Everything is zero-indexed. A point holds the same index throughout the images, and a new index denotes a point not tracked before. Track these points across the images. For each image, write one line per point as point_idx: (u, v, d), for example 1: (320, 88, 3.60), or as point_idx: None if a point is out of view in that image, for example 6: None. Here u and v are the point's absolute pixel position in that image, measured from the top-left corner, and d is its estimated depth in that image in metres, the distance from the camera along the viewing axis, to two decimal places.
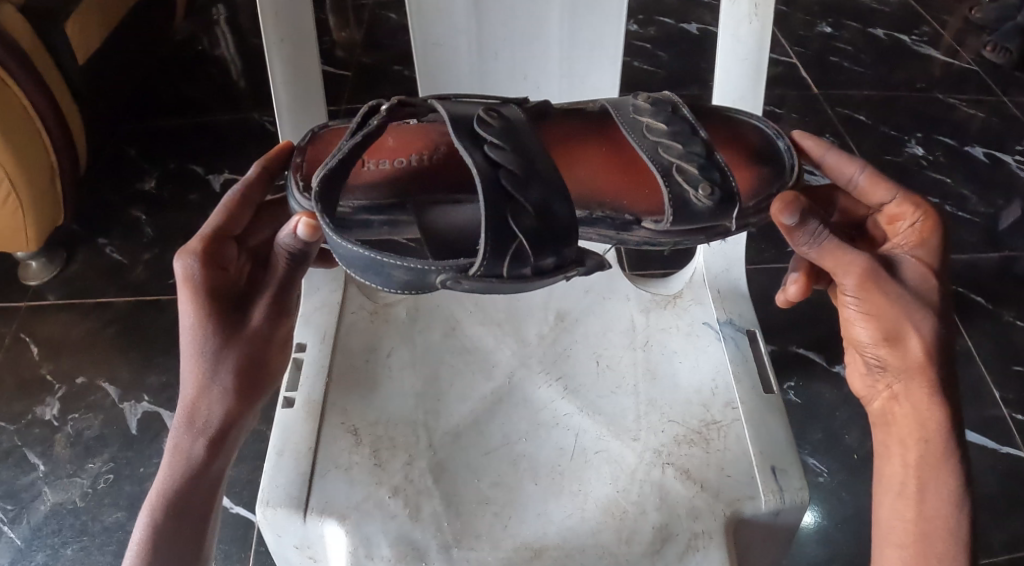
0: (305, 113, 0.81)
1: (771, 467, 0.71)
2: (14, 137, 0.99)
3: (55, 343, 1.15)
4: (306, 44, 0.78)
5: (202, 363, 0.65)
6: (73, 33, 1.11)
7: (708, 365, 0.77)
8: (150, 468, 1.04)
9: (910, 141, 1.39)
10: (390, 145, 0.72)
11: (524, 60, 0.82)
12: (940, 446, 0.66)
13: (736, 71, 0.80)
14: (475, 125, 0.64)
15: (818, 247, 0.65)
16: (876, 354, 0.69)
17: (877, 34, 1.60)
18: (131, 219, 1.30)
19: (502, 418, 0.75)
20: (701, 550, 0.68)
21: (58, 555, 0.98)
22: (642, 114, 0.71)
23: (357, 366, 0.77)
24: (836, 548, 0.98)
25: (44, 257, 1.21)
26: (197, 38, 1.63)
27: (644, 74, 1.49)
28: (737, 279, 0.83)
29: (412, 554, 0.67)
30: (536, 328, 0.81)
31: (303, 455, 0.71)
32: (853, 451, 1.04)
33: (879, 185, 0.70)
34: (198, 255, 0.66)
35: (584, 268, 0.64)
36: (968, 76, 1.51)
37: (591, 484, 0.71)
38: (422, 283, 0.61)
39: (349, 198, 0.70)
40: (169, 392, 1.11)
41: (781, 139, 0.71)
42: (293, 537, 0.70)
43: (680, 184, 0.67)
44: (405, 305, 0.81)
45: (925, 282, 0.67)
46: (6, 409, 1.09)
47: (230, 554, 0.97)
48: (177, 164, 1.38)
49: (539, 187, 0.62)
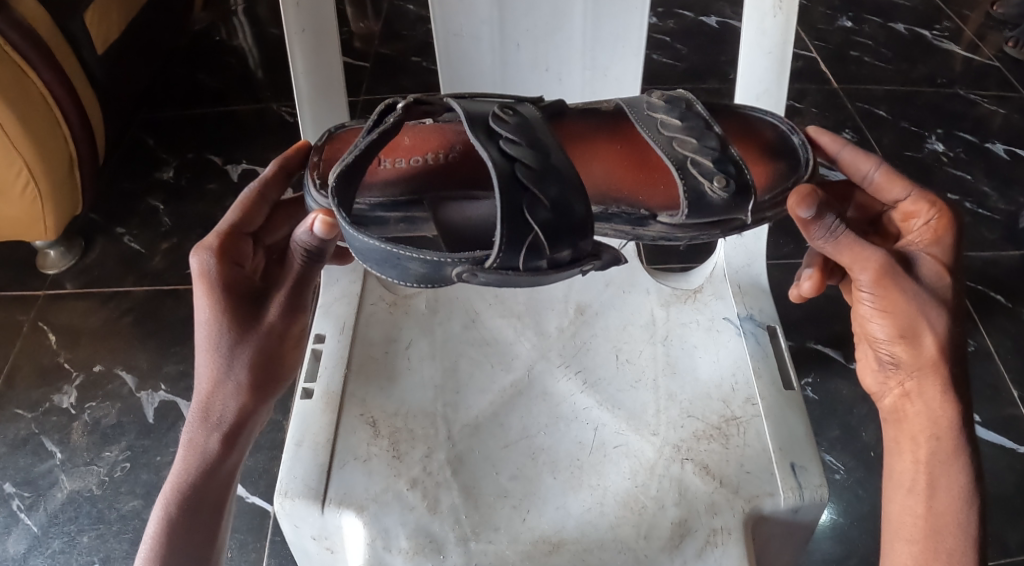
0: (327, 105, 0.81)
1: (791, 464, 0.70)
2: (36, 128, 1.00)
3: (72, 331, 1.16)
4: (328, 35, 0.78)
5: (217, 358, 0.65)
6: (94, 25, 1.11)
7: (729, 359, 0.77)
8: (166, 456, 1.05)
9: (931, 137, 1.37)
10: (406, 143, 0.72)
11: (546, 52, 0.82)
12: (951, 442, 0.66)
13: (760, 64, 0.79)
14: (491, 121, 0.63)
15: (834, 240, 0.64)
16: (890, 350, 0.68)
17: (899, 29, 1.58)
18: (148, 209, 1.31)
19: (522, 410, 0.75)
20: (720, 546, 0.67)
21: (74, 543, 0.98)
22: (656, 110, 0.70)
23: (377, 358, 0.77)
24: (852, 545, 0.97)
25: (62, 246, 1.22)
26: (215, 28, 1.63)
27: (663, 67, 1.48)
28: (758, 273, 0.83)
29: (430, 546, 0.67)
30: (556, 320, 0.80)
31: (322, 445, 0.72)
32: (870, 448, 1.03)
33: (895, 181, 0.69)
34: (215, 250, 0.66)
35: (601, 261, 0.64)
36: (989, 71, 1.49)
37: (610, 478, 0.71)
38: (438, 276, 0.61)
39: (366, 196, 0.70)
40: (185, 382, 1.11)
41: (797, 134, 0.71)
42: (311, 528, 0.70)
43: (695, 177, 0.66)
44: (425, 297, 0.81)
45: (940, 280, 0.66)
46: (24, 396, 1.10)
47: (246, 543, 0.98)
48: (195, 154, 1.38)
49: (556, 183, 0.61)
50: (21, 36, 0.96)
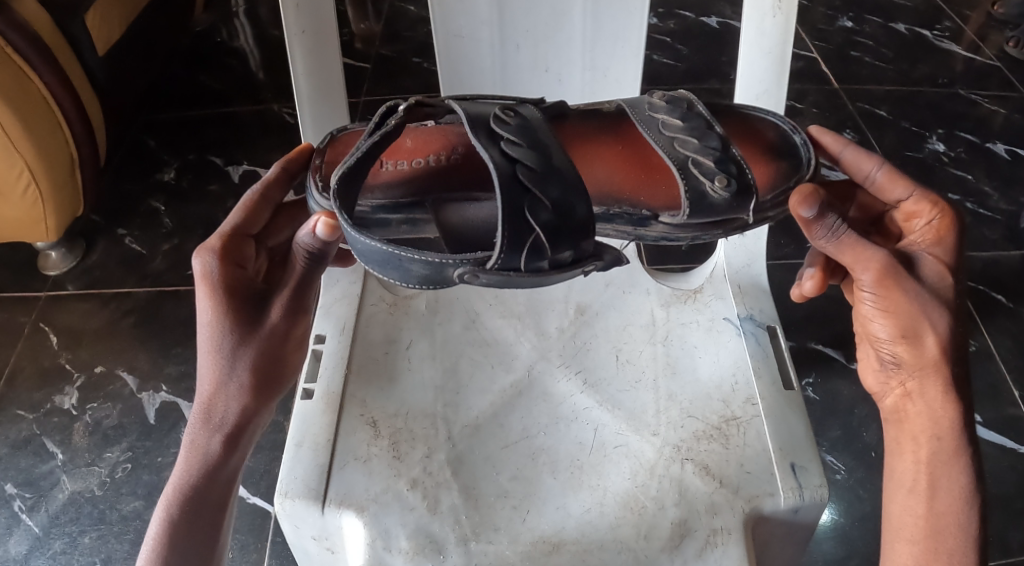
0: (327, 106, 0.81)
1: (792, 464, 0.70)
2: (36, 128, 1.00)
3: (73, 333, 1.16)
4: (328, 36, 0.78)
5: (219, 359, 0.65)
6: (93, 25, 1.11)
7: (730, 359, 0.77)
8: (168, 457, 1.05)
9: (932, 137, 1.37)
10: (408, 145, 0.72)
11: (547, 52, 0.82)
12: (952, 443, 0.66)
13: (760, 64, 0.79)
14: (492, 123, 0.63)
15: (836, 240, 0.65)
16: (892, 350, 0.68)
17: (899, 29, 1.58)
18: (150, 210, 1.31)
19: (522, 410, 0.75)
20: (720, 547, 0.67)
21: (76, 543, 0.99)
22: (657, 111, 0.70)
23: (378, 358, 0.77)
24: (853, 545, 0.97)
25: (64, 247, 1.22)
26: (217, 29, 1.63)
27: (664, 68, 1.48)
28: (758, 274, 0.83)
29: (430, 547, 0.68)
30: (557, 320, 0.80)
31: (322, 446, 0.72)
32: (871, 449, 1.03)
33: (897, 181, 0.69)
34: (217, 252, 0.66)
35: (603, 262, 0.64)
36: (990, 71, 1.49)
37: (611, 478, 0.71)
38: (439, 278, 0.61)
39: (368, 197, 0.70)
40: (186, 382, 1.11)
41: (798, 135, 0.71)
42: (311, 529, 0.70)
43: (696, 177, 0.66)
44: (425, 298, 0.81)
45: (942, 281, 0.66)
46: (26, 397, 1.10)
47: (247, 544, 0.98)
48: (197, 155, 1.38)
49: (558, 184, 0.61)
50: (22, 37, 0.96)
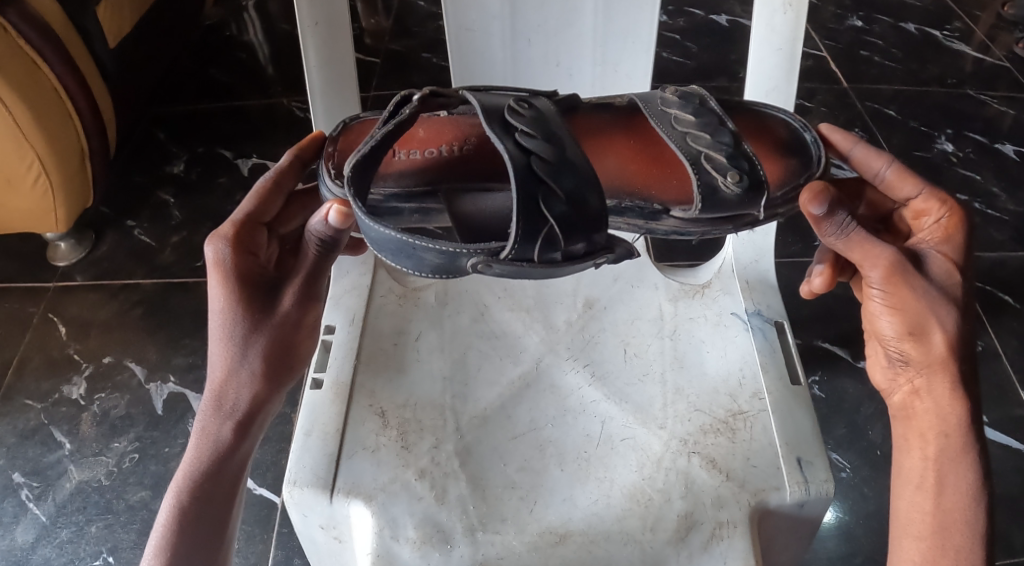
0: (339, 98, 0.81)
1: (797, 458, 0.71)
2: (45, 117, 1.00)
3: (81, 323, 1.17)
4: (341, 28, 0.78)
5: (231, 345, 0.66)
6: (103, 15, 1.11)
7: (737, 354, 0.77)
8: (174, 448, 1.05)
9: (940, 138, 1.37)
10: (420, 136, 0.73)
11: (557, 48, 0.82)
12: (960, 440, 0.66)
13: (770, 61, 0.79)
14: (506, 114, 0.64)
15: (845, 238, 0.65)
16: (899, 348, 0.69)
17: (909, 29, 1.58)
18: (159, 202, 1.31)
19: (529, 402, 0.75)
20: (725, 539, 0.68)
21: (83, 532, 0.99)
22: (670, 105, 0.71)
23: (386, 349, 0.77)
24: (857, 543, 0.97)
25: (73, 239, 1.23)
26: (227, 23, 1.64)
27: (673, 66, 1.48)
28: (766, 269, 0.83)
29: (437, 536, 0.68)
30: (565, 314, 0.81)
31: (332, 435, 0.72)
32: (877, 447, 1.03)
33: (906, 179, 0.69)
34: (230, 239, 0.67)
35: (615, 255, 0.63)
36: (999, 72, 1.49)
37: (617, 471, 0.71)
38: (451, 266, 0.62)
39: (381, 185, 0.70)
40: (194, 373, 1.12)
41: (809, 131, 0.71)
42: (318, 517, 0.71)
43: (708, 172, 0.67)
44: (434, 290, 0.82)
45: (950, 279, 0.66)
46: (34, 387, 1.11)
47: (253, 534, 0.99)
48: (206, 148, 1.39)
49: (570, 175, 0.62)
50: (32, 27, 0.96)
